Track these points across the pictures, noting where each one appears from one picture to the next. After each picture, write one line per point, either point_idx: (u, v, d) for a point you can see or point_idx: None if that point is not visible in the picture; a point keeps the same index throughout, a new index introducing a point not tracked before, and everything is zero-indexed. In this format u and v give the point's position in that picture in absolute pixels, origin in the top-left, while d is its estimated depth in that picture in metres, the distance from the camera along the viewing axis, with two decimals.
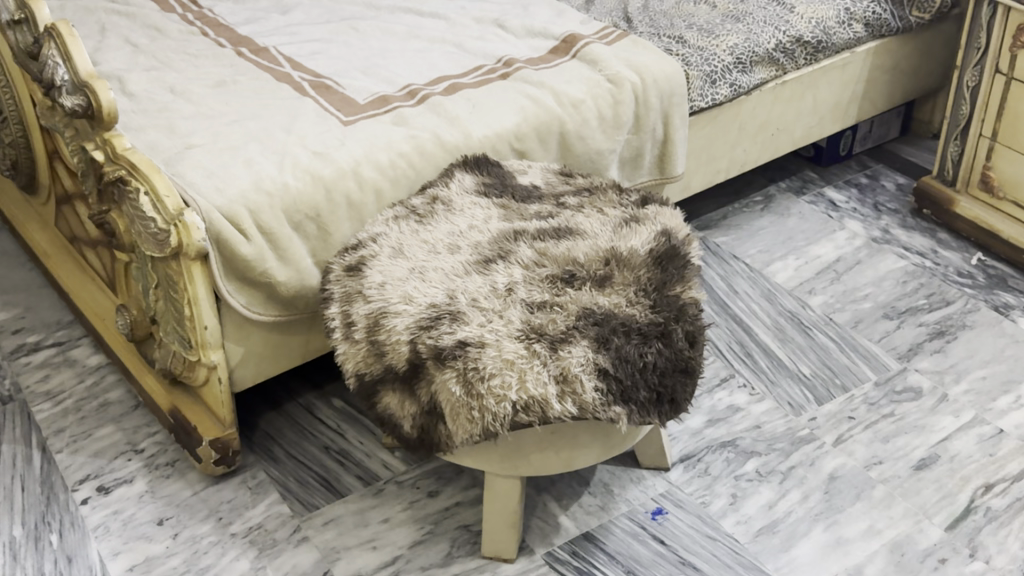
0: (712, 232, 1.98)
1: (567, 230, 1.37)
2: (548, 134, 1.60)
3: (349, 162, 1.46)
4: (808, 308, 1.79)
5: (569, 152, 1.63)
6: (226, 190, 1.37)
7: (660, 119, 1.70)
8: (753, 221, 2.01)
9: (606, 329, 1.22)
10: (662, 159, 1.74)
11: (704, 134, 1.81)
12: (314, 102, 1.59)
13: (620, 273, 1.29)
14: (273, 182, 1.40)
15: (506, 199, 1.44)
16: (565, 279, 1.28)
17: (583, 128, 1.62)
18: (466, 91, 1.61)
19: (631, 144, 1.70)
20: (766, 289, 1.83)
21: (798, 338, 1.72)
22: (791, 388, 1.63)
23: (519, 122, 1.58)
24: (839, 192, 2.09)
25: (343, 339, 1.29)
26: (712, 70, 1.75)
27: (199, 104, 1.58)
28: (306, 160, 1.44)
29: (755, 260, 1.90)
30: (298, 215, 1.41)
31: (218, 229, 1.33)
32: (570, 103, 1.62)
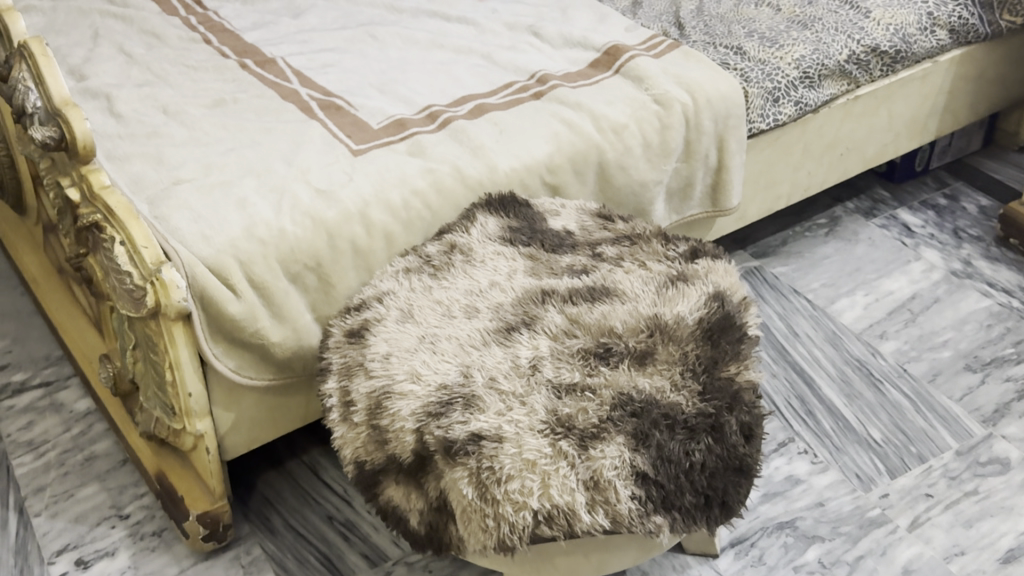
0: (770, 262, 1.78)
1: (603, 290, 1.18)
2: (585, 165, 1.40)
3: (356, 202, 1.28)
4: (879, 356, 1.59)
5: (608, 185, 1.43)
6: (214, 238, 1.20)
7: (714, 144, 1.50)
8: (817, 248, 1.80)
9: (645, 423, 1.03)
10: (716, 190, 1.53)
11: (765, 156, 1.59)
12: (322, 126, 1.41)
13: (664, 348, 1.10)
14: (268, 227, 1.22)
15: (534, 247, 1.26)
16: (599, 355, 1.10)
17: (626, 158, 1.42)
18: (493, 114, 1.43)
19: (680, 173, 1.49)
20: (831, 332, 1.63)
21: (867, 395, 1.52)
22: (859, 456, 1.43)
23: (552, 151, 1.38)
24: (914, 215, 1.88)
25: (339, 420, 1.12)
26: (775, 87, 1.54)
27: (193, 128, 1.40)
28: (307, 200, 1.26)
29: (819, 296, 1.70)
30: (296, 265, 1.23)
31: (202, 284, 1.16)
32: (611, 128, 1.42)
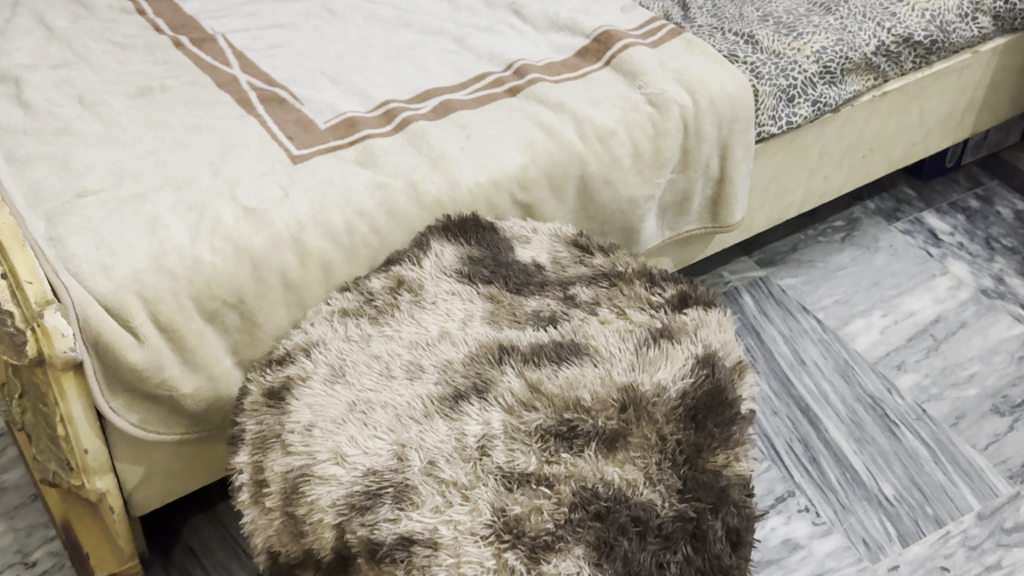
0: (777, 271, 1.58)
1: (572, 347, 0.99)
2: (564, 180, 1.21)
3: (289, 224, 1.09)
4: (895, 392, 1.41)
5: (591, 202, 1.24)
6: (114, 270, 1.02)
7: (716, 152, 1.30)
8: (831, 257, 1.61)
9: (610, 529, 0.85)
10: (717, 204, 1.34)
11: (776, 162, 1.39)
12: (260, 124, 1.22)
13: (639, 429, 0.92)
14: (180, 256, 1.04)
15: (495, 285, 1.07)
16: (560, 436, 0.92)
17: (612, 170, 1.22)
18: (460, 114, 1.23)
19: (676, 186, 1.30)
20: (842, 361, 1.45)
21: (880, 441, 1.35)
22: (867, 518, 1.26)
23: (526, 163, 1.18)
24: (942, 219, 1.68)
25: (249, 503, 0.96)
26: (790, 84, 1.33)
27: (110, 123, 1.21)
28: (231, 221, 1.08)
29: (830, 315, 1.51)
30: (213, 302, 1.05)
31: (95, 329, 0.98)
32: (596, 135, 1.22)
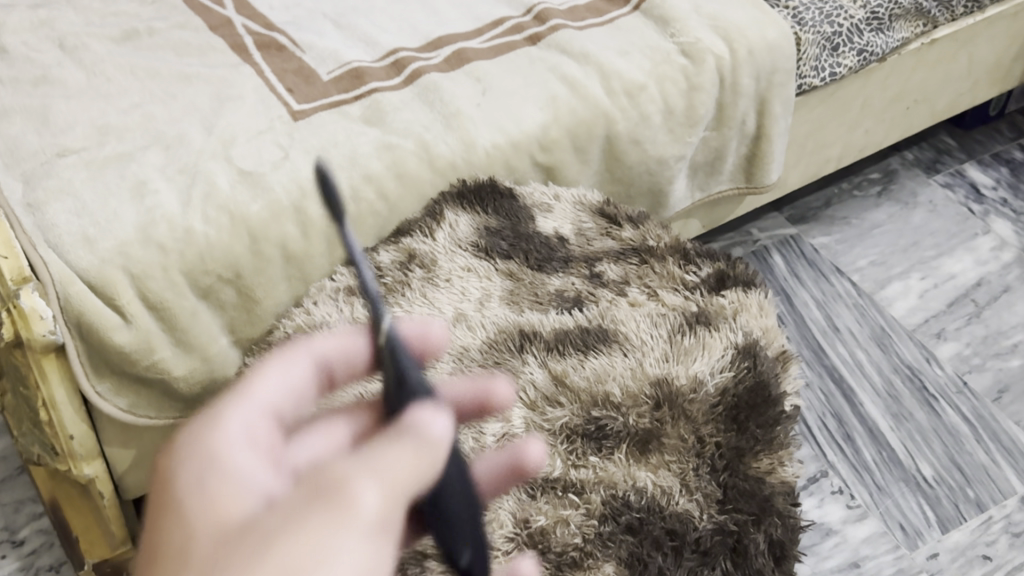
0: (810, 229, 1.49)
1: (599, 334, 0.91)
2: (588, 140, 1.11)
3: (290, 190, 1.00)
4: (934, 362, 1.33)
5: (618, 163, 1.14)
6: (98, 241, 0.92)
7: (753, 107, 1.19)
8: (866, 213, 1.51)
9: (644, 543, 0.78)
10: (751, 163, 1.24)
11: (815, 116, 1.29)
12: (257, 74, 1.12)
13: (674, 428, 0.84)
14: (170, 227, 0.94)
15: (516, 261, 0.98)
16: (588, 435, 0.84)
17: (641, 129, 1.12)
18: (476, 64, 1.12)
19: (709, 145, 1.20)
20: (878, 328, 1.36)
21: (918, 417, 1.27)
22: (904, 501, 1.19)
23: (547, 122, 1.08)
24: (984, 172, 1.59)
25: None
26: (834, 32, 1.22)
27: (93, 71, 1.11)
28: (226, 186, 0.99)
29: (866, 277, 1.42)
30: (207, 277, 0.96)
31: (78, 309, 0.89)
32: (624, 90, 1.11)
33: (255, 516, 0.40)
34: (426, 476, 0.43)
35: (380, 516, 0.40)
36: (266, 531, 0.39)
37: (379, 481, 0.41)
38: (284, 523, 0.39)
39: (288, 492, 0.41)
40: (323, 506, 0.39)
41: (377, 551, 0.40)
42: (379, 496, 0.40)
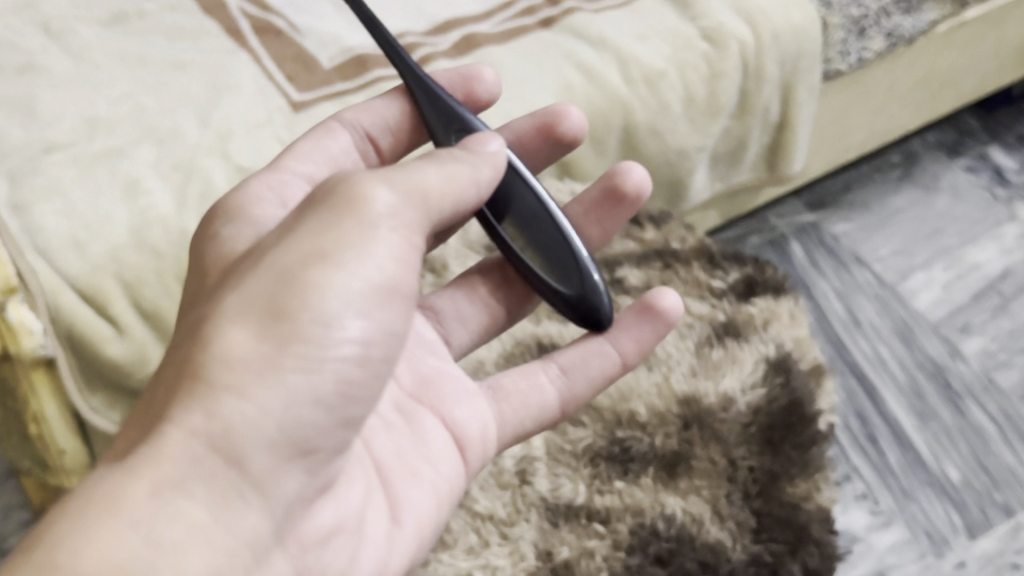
0: (829, 215, 1.44)
1: None
2: (605, 131, 1.06)
3: None
4: (960, 358, 1.28)
5: (637, 154, 1.10)
6: (88, 246, 0.86)
7: (777, 95, 1.13)
8: (886, 199, 1.46)
9: None
10: (775, 152, 1.19)
11: (840, 102, 1.23)
12: (254, 61, 1.05)
13: (703, 450, 0.79)
14: (165, 229, 0.89)
15: None
16: (612, 458, 0.79)
17: (660, 119, 1.07)
18: (486, 52, 1.04)
19: (730, 135, 1.14)
20: (901, 322, 1.32)
21: (944, 416, 1.22)
22: (930, 505, 1.14)
23: None
24: (1008, 155, 1.54)
25: None
26: (862, 14, 1.14)
27: (80, 58, 1.04)
28: (223, 184, 0.94)
29: (887, 268, 1.38)
30: None
31: (68, 320, 0.85)
32: (643, 78, 1.05)
33: (280, 236, 0.52)
34: (465, 189, 0.57)
35: (386, 207, 0.51)
36: (273, 241, 0.50)
37: (388, 185, 0.52)
38: (297, 224, 0.51)
39: (287, 227, 0.51)
40: (329, 206, 0.50)
41: (392, 239, 0.51)
42: (387, 195, 0.51)
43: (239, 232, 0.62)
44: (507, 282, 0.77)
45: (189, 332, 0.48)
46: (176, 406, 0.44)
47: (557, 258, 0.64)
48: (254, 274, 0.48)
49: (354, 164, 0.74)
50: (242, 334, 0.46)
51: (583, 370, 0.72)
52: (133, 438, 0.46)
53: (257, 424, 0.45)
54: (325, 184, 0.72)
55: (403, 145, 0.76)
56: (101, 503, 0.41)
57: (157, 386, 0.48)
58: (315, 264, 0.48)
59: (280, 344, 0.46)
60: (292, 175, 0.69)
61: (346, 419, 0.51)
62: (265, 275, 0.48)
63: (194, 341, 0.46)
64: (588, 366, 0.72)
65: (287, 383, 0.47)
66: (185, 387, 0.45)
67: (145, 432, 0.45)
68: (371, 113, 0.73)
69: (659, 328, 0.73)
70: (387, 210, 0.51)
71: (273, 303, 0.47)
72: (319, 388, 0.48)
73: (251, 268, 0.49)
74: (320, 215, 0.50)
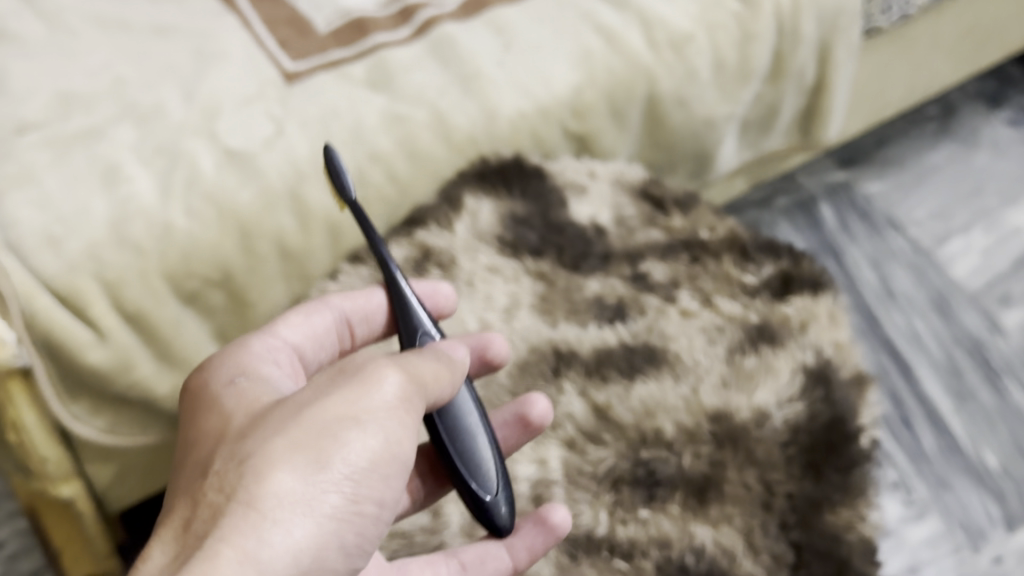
0: (862, 175, 1.37)
1: (645, 354, 0.79)
2: (627, 103, 0.97)
3: (285, 174, 0.86)
4: (1000, 334, 1.21)
5: (660, 127, 1.01)
6: (65, 243, 0.77)
7: (813, 56, 1.04)
8: (922, 157, 1.39)
9: None
10: (809, 117, 1.11)
11: (880, 60, 1.14)
12: (242, 24, 0.97)
13: (736, 473, 0.72)
14: (147, 223, 0.80)
15: (547, 259, 0.85)
16: (636, 480, 0.72)
17: (687, 88, 0.98)
18: (496, 13, 0.95)
19: (762, 101, 1.06)
20: (937, 293, 1.25)
21: (982, 397, 1.16)
22: (967, 496, 1.08)
23: (581, 83, 0.93)
24: None
25: None
26: None
27: (53, 24, 0.95)
28: (211, 170, 0.84)
29: (923, 233, 1.30)
30: (192, 281, 0.83)
31: (45, 328, 0.76)
32: (669, 43, 0.95)
33: (299, 391, 0.55)
34: (451, 384, 0.60)
35: (403, 391, 0.55)
36: (297, 402, 0.53)
37: (403, 370, 0.56)
38: (320, 384, 0.54)
39: (311, 388, 0.54)
40: (359, 377, 0.54)
41: (406, 421, 0.55)
42: (401, 377, 0.55)
43: (244, 393, 0.60)
44: (432, 471, 0.70)
45: (226, 469, 0.51)
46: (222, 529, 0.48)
47: (463, 466, 0.62)
48: (292, 421, 0.52)
49: (330, 345, 0.73)
50: (288, 479, 0.50)
51: (477, 567, 0.66)
52: (173, 548, 0.49)
53: (287, 560, 0.49)
54: (307, 360, 0.71)
55: (375, 334, 0.76)
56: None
57: (193, 506, 0.51)
58: (345, 424, 0.52)
59: (317, 491, 0.51)
60: (281, 342, 0.69)
61: (347, 570, 0.55)
62: (303, 426, 0.51)
63: (242, 476, 0.50)
64: (482, 564, 0.66)
65: (315, 525, 0.51)
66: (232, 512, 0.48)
67: (187, 547, 0.48)
68: (356, 304, 0.74)
69: (551, 540, 0.66)
70: (405, 389, 0.55)
71: (311, 451, 0.51)
72: (341, 539, 0.53)
73: (288, 415, 0.52)
74: (349, 384, 0.54)
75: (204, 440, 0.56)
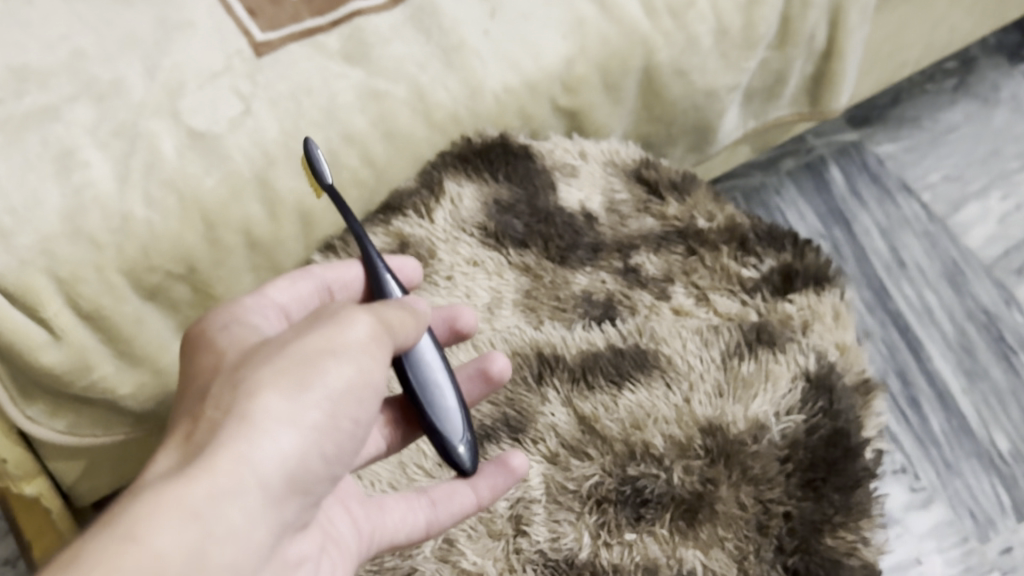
0: (874, 135, 1.31)
1: (635, 358, 0.74)
2: (622, 75, 0.90)
3: (252, 157, 0.78)
4: (1015, 308, 1.16)
5: (658, 99, 0.95)
6: (13, 236, 0.70)
7: (824, 19, 0.97)
8: (938, 116, 1.32)
9: None
10: (819, 83, 1.04)
11: (897, 20, 1.06)
12: None
13: (729, 491, 0.67)
14: (104, 214, 0.73)
15: (533, 251, 0.81)
16: (623, 500, 0.67)
17: (687, 58, 0.92)
18: None
19: (768, 68, 0.99)
20: (950, 263, 1.19)
21: (995, 376, 1.11)
22: (975, 481, 1.04)
23: (572, 54, 0.87)
24: None
25: None
26: None
27: None
28: (173, 154, 0.76)
29: (937, 198, 1.24)
30: (154, 276, 0.77)
31: None
32: (668, 9, 0.89)
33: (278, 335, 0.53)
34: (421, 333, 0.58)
35: (378, 330, 0.54)
36: (277, 340, 0.52)
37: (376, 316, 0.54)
38: (298, 325, 0.53)
39: (289, 330, 0.53)
40: (335, 314, 0.53)
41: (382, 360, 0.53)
42: (374, 320, 0.54)
43: (234, 333, 0.58)
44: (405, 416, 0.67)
45: (217, 396, 0.49)
46: (219, 440, 0.46)
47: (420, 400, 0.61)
48: (281, 353, 0.50)
49: None
50: (275, 398, 0.48)
51: (445, 504, 0.64)
52: (174, 458, 0.47)
53: (277, 466, 0.47)
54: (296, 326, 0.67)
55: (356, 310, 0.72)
56: (158, 504, 0.42)
57: (194, 427, 0.50)
58: (327, 353, 0.50)
59: (304, 413, 0.49)
60: (270, 302, 0.65)
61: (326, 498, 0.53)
62: (290, 356, 0.50)
63: (235, 398, 0.48)
64: (450, 500, 0.64)
65: (300, 441, 0.49)
66: (229, 424, 0.47)
67: (187, 456, 0.47)
68: (338, 273, 0.71)
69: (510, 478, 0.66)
70: (381, 334, 0.54)
71: (303, 376, 0.49)
72: (325, 463, 0.51)
73: (274, 349, 0.51)
74: (329, 320, 0.52)
75: (196, 378, 0.55)
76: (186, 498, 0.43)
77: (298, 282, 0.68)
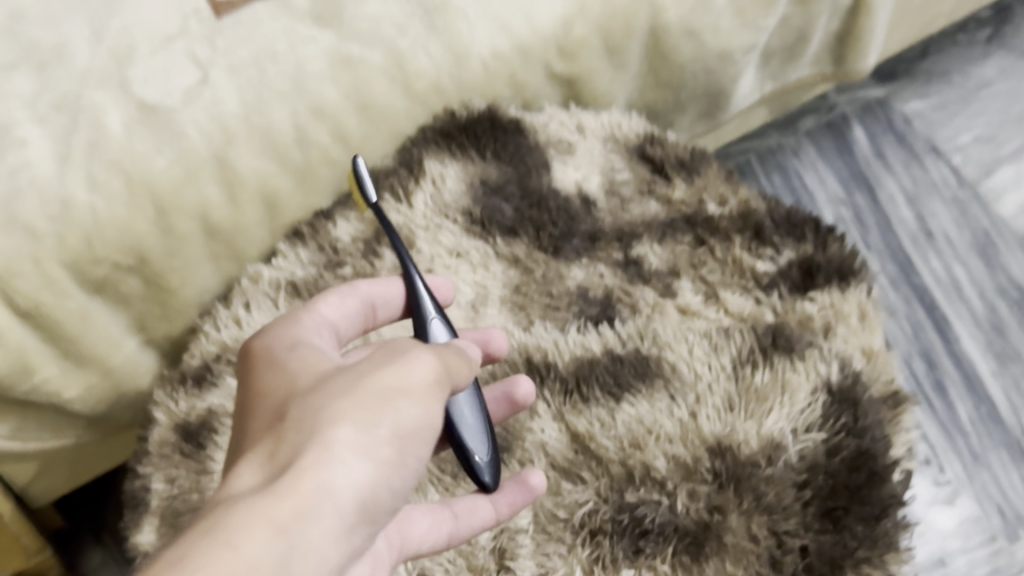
0: (901, 93, 1.21)
1: (636, 364, 0.66)
2: (624, 38, 0.81)
3: (208, 133, 0.68)
4: None
5: (665, 63, 0.86)
6: None
7: None
8: (970, 71, 1.22)
9: None
10: (845, 40, 0.94)
11: None
12: None
13: (739, 519, 0.59)
14: (41, 201, 0.63)
15: (522, 241, 0.74)
16: (619, 530, 0.59)
17: (699, 17, 0.82)
18: None
19: (789, 28, 0.90)
20: (981, 233, 1.10)
21: None
22: (1005, 474, 0.96)
23: (570, 15, 0.78)
24: None
25: None
26: None
27: None
28: (121, 131, 0.65)
29: (968, 161, 1.15)
30: (101, 268, 0.67)
31: None
32: None
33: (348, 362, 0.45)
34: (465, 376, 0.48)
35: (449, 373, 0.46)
36: (351, 367, 0.44)
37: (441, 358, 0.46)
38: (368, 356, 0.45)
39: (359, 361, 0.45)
40: (408, 351, 0.45)
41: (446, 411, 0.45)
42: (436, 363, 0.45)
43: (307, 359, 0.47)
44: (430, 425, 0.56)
45: (293, 419, 0.41)
46: (293, 472, 0.39)
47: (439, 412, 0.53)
48: (353, 385, 0.42)
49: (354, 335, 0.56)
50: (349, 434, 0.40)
51: (466, 518, 0.54)
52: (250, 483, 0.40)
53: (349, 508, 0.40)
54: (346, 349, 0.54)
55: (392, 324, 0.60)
56: (237, 530, 0.36)
57: (250, 451, 0.42)
58: (402, 395, 0.42)
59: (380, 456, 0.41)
60: (323, 321, 0.52)
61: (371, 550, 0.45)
62: (366, 391, 0.42)
63: (314, 425, 0.41)
64: (472, 515, 0.54)
65: (374, 485, 0.41)
66: (298, 461, 0.39)
67: (264, 480, 0.39)
68: (383, 286, 0.58)
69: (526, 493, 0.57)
70: (451, 375, 0.46)
71: (379, 413, 0.41)
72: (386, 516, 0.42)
73: (344, 378, 0.43)
74: (396, 356, 0.44)
75: (256, 386, 0.46)
76: (264, 535, 0.36)
77: (349, 296, 0.55)
